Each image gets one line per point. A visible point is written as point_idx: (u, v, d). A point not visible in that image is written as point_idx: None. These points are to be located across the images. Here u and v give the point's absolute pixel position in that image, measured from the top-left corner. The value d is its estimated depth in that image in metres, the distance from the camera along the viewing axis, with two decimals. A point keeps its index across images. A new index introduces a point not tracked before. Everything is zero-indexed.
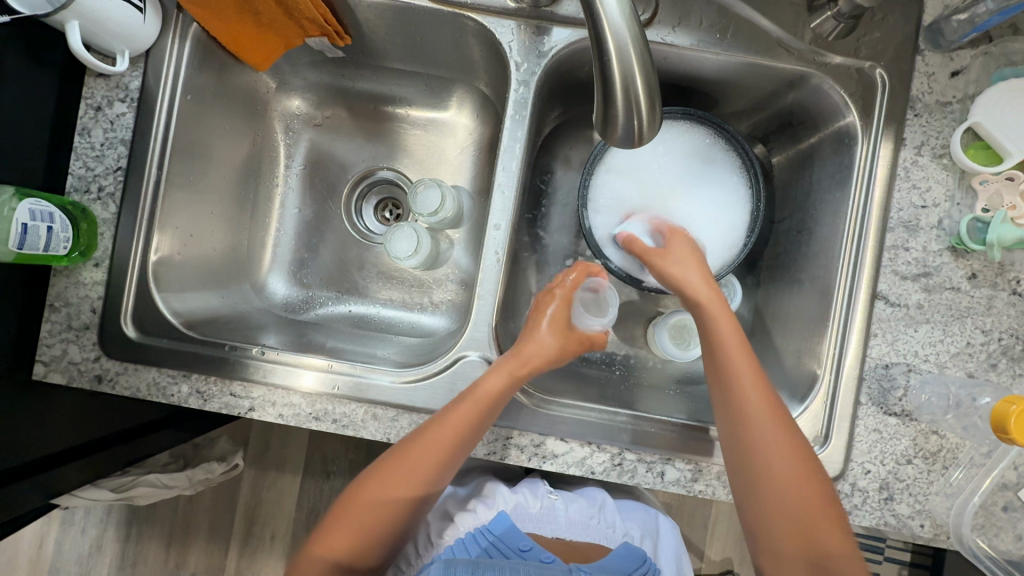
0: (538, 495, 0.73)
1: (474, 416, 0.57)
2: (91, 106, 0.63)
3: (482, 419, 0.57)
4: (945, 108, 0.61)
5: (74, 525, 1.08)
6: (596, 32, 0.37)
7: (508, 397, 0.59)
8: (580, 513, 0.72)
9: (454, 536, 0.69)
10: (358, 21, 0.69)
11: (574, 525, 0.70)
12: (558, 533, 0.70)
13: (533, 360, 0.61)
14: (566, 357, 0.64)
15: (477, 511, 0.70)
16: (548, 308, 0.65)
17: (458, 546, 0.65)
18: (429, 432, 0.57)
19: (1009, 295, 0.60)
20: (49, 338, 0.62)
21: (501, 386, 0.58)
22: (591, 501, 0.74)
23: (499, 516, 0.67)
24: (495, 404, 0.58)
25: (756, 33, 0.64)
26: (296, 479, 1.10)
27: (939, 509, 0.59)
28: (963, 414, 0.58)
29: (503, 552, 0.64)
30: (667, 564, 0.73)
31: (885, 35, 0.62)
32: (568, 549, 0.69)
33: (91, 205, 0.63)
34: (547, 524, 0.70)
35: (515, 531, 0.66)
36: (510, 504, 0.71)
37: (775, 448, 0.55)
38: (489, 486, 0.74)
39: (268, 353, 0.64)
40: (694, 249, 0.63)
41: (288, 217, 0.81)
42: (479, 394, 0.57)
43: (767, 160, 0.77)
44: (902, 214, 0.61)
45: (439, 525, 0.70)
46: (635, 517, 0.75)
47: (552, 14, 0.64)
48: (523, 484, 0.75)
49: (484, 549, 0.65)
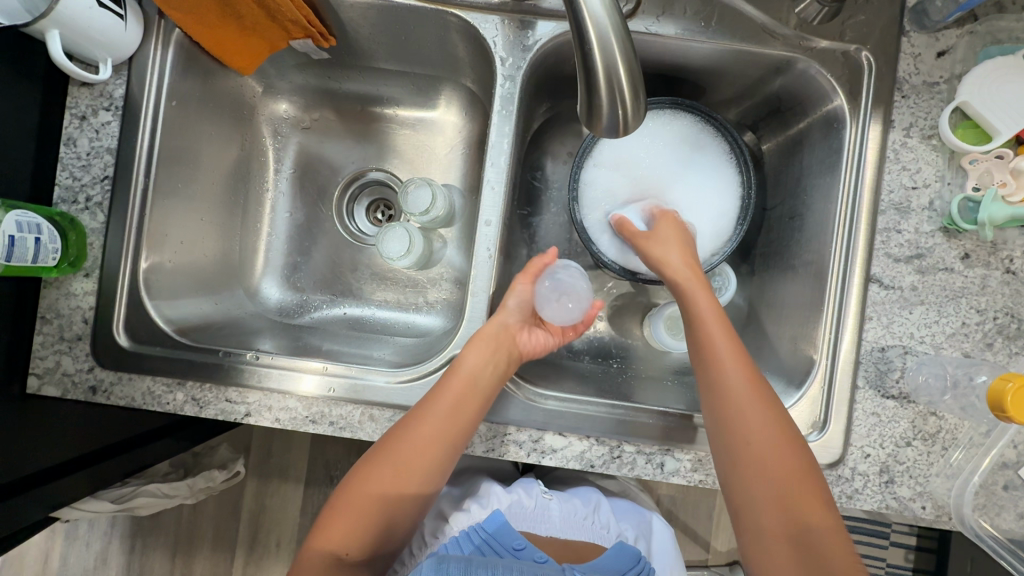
0: (533, 495, 0.73)
1: (462, 393, 0.58)
2: (76, 116, 0.63)
3: (469, 398, 0.59)
4: (932, 88, 0.61)
5: (79, 539, 1.08)
6: (577, 23, 0.37)
7: (490, 370, 0.60)
8: (574, 513, 0.72)
9: (448, 536, 0.68)
10: (342, 21, 0.69)
11: (568, 524, 0.70)
12: (552, 532, 0.69)
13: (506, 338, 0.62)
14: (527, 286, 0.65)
15: (472, 510, 0.70)
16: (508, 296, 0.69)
17: (452, 542, 0.65)
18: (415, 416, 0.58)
19: (1002, 273, 0.60)
20: (42, 350, 0.62)
21: (474, 361, 0.60)
22: (586, 501, 0.74)
23: (493, 514, 0.67)
24: (482, 382, 0.59)
25: (741, 20, 0.63)
26: (298, 484, 1.09)
27: (940, 491, 0.59)
28: (960, 394, 0.57)
29: (497, 549, 0.63)
30: (660, 563, 0.72)
31: (870, 17, 0.62)
32: (562, 546, 0.67)
33: (80, 215, 0.63)
34: (542, 523, 0.70)
35: (509, 530, 0.65)
36: (505, 503, 0.71)
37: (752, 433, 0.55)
38: (484, 487, 0.74)
39: (263, 357, 0.63)
40: (680, 232, 0.64)
41: (279, 221, 0.81)
42: (463, 372, 0.59)
43: (757, 148, 0.76)
44: (892, 197, 0.61)
45: (434, 526, 0.71)
46: (629, 517, 0.76)
47: (536, 7, 0.64)
48: (517, 484, 0.76)
49: (477, 546, 0.64)
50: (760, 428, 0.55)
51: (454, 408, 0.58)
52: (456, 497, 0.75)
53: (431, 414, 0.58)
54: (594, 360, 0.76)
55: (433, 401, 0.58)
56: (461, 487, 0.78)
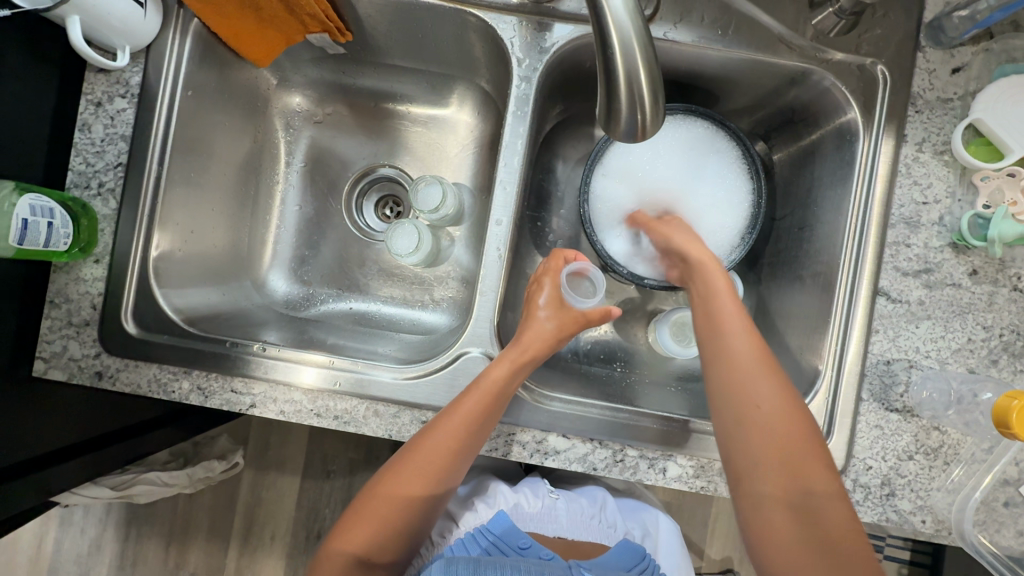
0: (539, 495, 0.73)
1: (482, 406, 0.57)
2: (91, 101, 0.63)
3: (490, 410, 0.57)
4: (946, 105, 0.61)
5: (74, 525, 1.08)
6: (600, 27, 0.37)
7: (514, 385, 0.59)
8: (581, 513, 0.72)
9: (455, 536, 0.69)
10: (359, 16, 0.69)
11: (574, 524, 0.70)
12: (560, 533, 0.70)
13: (532, 345, 0.61)
14: (568, 338, 0.65)
15: (478, 510, 0.70)
16: (539, 296, 0.66)
17: (458, 544, 0.64)
18: (442, 420, 0.57)
19: (1010, 291, 0.60)
20: (49, 334, 0.61)
21: (504, 376, 0.58)
22: (592, 501, 0.74)
23: (499, 515, 0.67)
24: (501, 393, 0.58)
25: (758, 30, 0.64)
26: (296, 477, 1.09)
27: (941, 505, 0.59)
28: (964, 410, 0.57)
29: (504, 550, 0.64)
30: (667, 560, 0.74)
31: (886, 32, 0.62)
32: (569, 547, 0.68)
33: (92, 201, 0.63)
34: (548, 524, 0.70)
35: (515, 530, 0.66)
36: (510, 503, 0.71)
37: (774, 422, 0.53)
38: (491, 486, 0.74)
39: (269, 349, 0.64)
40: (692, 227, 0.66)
41: (288, 214, 0.81)
42: (483, 384, 0.58)
43: (768, 157, 0.77)
44: (903, 211, 0.61)
45: (441, 525, 0.71)
46: (635, 517, 0.76)
47: (553, 10, 0.64)
48: (523, 484, 0.75)
49: (484, 549, 0.64)
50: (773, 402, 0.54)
51: (475, 424, 0.57)
52: (462, 495, 0.74)
53: (458, 426, 0.56)
54: (597, 363, 0.76)
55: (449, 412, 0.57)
56: (467, 484, 0.77)
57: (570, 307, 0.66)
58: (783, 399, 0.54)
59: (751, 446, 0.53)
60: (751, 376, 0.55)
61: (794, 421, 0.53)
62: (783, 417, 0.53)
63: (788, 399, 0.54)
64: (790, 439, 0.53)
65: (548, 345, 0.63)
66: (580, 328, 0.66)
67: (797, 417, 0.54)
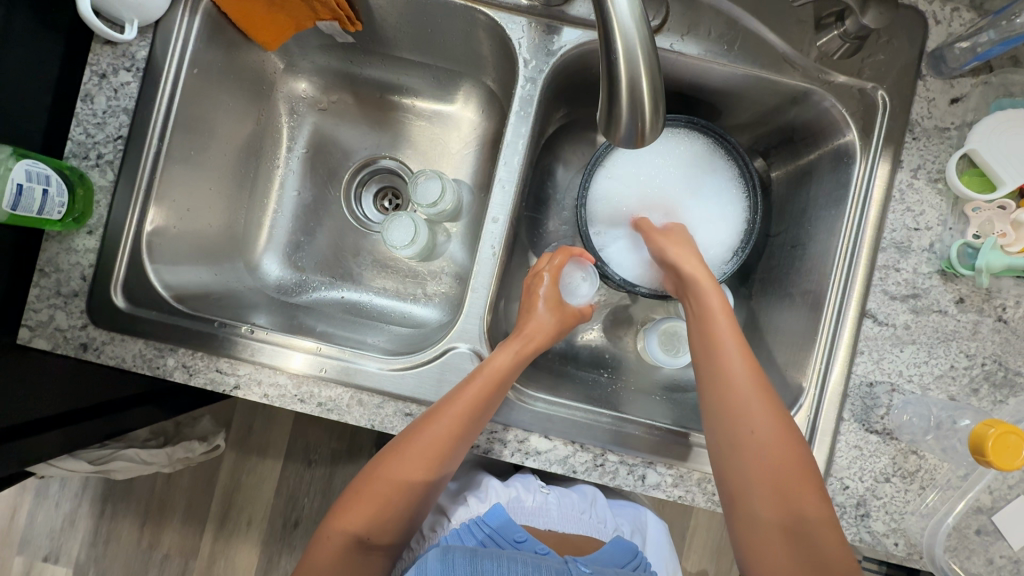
0: (531, 490, 0.72)
1: (485, 392, 0.58)
2: (96, 72, 0.63)
3: (491, 398, 0.58)
4: (943, 133, 0.62)
5: (49, 498, 1.08)
6: (606, 31, 0.38)
7: (515, 373, 0.60)
8: (572, 507, 0.71)
9: (447, 530, 0.69)
10: (370, 7, 0.70)
11: (566, 517, 0.70)
12: (550, 526, 0.69)
13: (535, 336, 0.64)
14: (566, 330, 0.68)
15: (470, 504, 0.70)
16: (539, 288, 0.67)
17: (454, 534, 0.66)
18: (445, 407, 0.57)
19: (994, 320, 0.60)
20: (37, 302, 0.61)
21: (507, 364, 0.60)
22: (582, 496, 0.74)
23: (494, 508, 0.67)
24: (505, 379, 0.59)
25: (764, 48, 0.65)
26: (277, 463, 1.09)
27: (914, 529, 0.59)
28: (942, 435, 0.58)
29: (500, 543, 0.64)
30: (655, 559, 0.73)
31: (889, 58, 0.63)
32: (560, 541, 0.68)
33: (89, 171, 0.62)
34: (540, 517, 0.70)
35: (511, 523, 0.66)
36: (504, 497, 0.71)
37: (768, 445, 0.54)
38: (482, 480, 0.74)
39: (257, 331, 0.63)
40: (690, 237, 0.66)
41: (286, 199, 0.81)
42: (489, 370, 0.59)
43: (766, 174, 0.77)
44: (894, 236, 0.62)
45: (433, 519, 0.71)
46: (624, 513, 0.75)
47: (563, 13, 0.65)
48: (515, 479, 0.75)
49: (480, 540, 0.65)
50: (767, 429, 0.55)
51: (478, 407, 0.57)
52: (453, 490, 0.75)
53: (458, 412, 0.57)
54: (586, 369, 0.76)
55: (452, 399, 0.57)
56: (457, 481, 0.77)
57: (568, 305, 0.68)
58: (760, 391, 0.57)
59: (770, 531, 0.53)
60: (750, 401, 0.56)
61: (784, 449, 0.54)
62: (771, 433, 0.55)
63: (781, 417, 0.55)
64: (778, 449, 0.54)
65: (551, 337, 0.65)
66: (575, 321, 0.69)
67: (796, 457, 0.54)
